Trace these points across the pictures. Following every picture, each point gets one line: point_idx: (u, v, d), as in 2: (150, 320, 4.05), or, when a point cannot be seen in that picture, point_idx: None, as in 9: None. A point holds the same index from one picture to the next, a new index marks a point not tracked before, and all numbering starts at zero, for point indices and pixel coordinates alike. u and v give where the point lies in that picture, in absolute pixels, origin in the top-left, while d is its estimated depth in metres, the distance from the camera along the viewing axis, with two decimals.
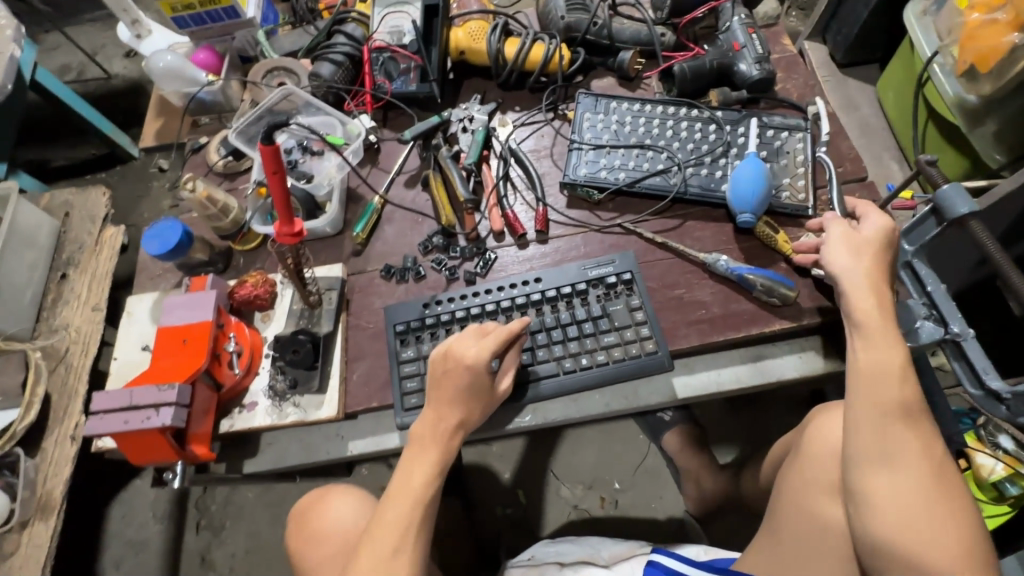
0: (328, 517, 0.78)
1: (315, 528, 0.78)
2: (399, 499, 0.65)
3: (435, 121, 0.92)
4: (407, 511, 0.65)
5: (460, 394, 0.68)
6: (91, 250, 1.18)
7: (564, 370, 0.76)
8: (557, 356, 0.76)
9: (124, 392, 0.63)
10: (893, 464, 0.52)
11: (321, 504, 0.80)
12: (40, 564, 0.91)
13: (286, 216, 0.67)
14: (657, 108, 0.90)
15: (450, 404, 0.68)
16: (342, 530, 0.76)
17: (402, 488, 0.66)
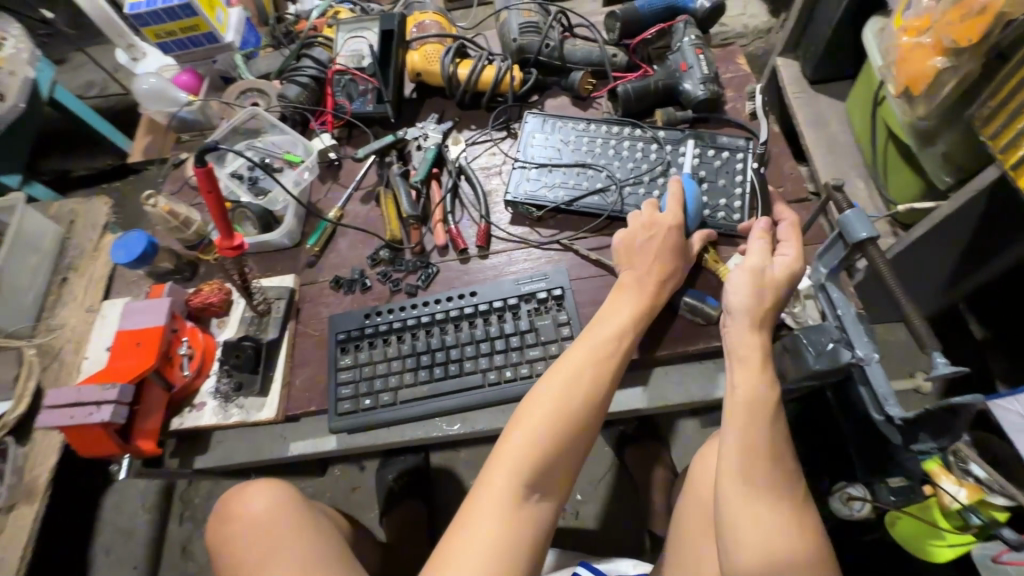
0: (247, 501, 0.74)
1: (234, 510, 0.74)
2: (572, 375, 0.67)
3: (389, 140, 0.97)
4: (571, 388, 0.66)
5: (643, 265, 0.74)
6: (90, 255, 1.27)
7: (490, 382, 0.78)
8: (483, 368, 0.79)
9: (73, 389, 0.69)
10: (750, 503, 0.57)
11: (242, 491, 0.76)
12: (22, 544, 0.99)
13: (225, 232, 0.73)
14: (601, 127, 0.93)
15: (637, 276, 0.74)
16: (255, 518, 0.72)
17: (581, 352, 0.68)
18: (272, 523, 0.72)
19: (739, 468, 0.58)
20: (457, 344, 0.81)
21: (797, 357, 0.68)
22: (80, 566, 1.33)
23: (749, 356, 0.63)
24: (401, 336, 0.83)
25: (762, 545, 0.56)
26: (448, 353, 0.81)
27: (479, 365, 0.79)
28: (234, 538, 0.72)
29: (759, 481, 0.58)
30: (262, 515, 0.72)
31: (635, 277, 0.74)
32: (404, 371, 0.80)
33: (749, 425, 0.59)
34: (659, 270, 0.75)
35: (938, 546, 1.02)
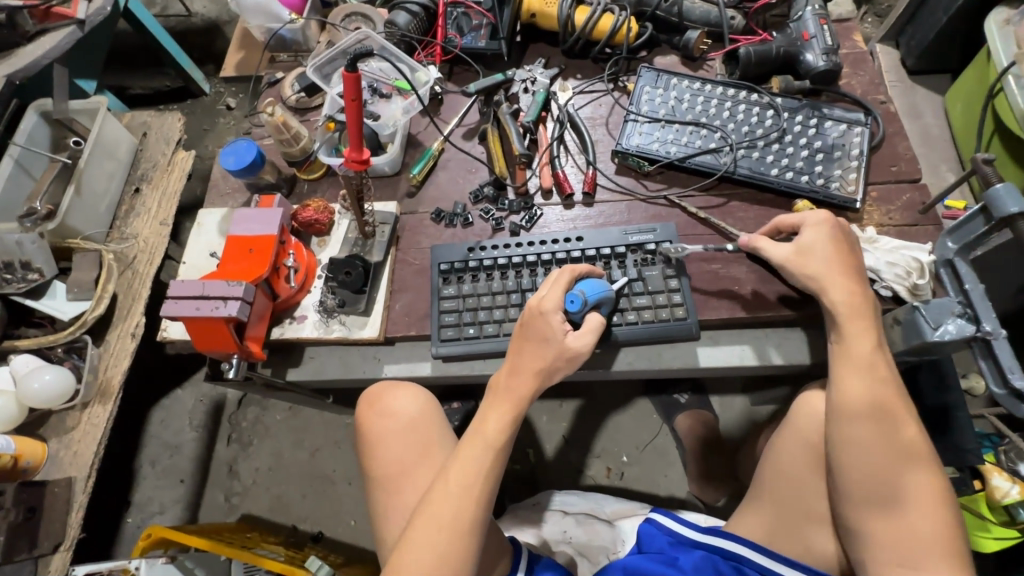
0: (399, 404, 0.80)
1: (386, 409, 0.80)
2: (473, 455, 0.67)
3: (499, 79, 0.96)
4: (481, 467, 0.66)
5: (533, 336, 0.71)
6: (164, 169, 1.24)
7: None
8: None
9: (198, 282, 0.70)
10: (869, 451, 0.66)
11: (393, 392, 0.81)
12: (96, 441, 1.01)
13: (355, 143, 0.73)
14: (717, 88, 0.92)
15: (536, 345, 0.71)
16: (407, 419, 0.79)
17: (481, 434, 0.68)
18: (422, 427, 0.79)
19: (851, 425, 0.67)
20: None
21: (911, 328, 0.70)
22: (127, 476, 1.36)
23: (853, 318, 0.69)
24: (505, 272, 0.83)
25: (880, 470, 0.65)
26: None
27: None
28: (386, 434, 0.79)
29: (871, 432, 0.66)
30: (417, 420, 0.80)
31: (545, 364, 0.70)
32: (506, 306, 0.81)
33: (855, 383, 0.67)
34: (534, 378, 0.70)
35: (985, 538, 1.04)
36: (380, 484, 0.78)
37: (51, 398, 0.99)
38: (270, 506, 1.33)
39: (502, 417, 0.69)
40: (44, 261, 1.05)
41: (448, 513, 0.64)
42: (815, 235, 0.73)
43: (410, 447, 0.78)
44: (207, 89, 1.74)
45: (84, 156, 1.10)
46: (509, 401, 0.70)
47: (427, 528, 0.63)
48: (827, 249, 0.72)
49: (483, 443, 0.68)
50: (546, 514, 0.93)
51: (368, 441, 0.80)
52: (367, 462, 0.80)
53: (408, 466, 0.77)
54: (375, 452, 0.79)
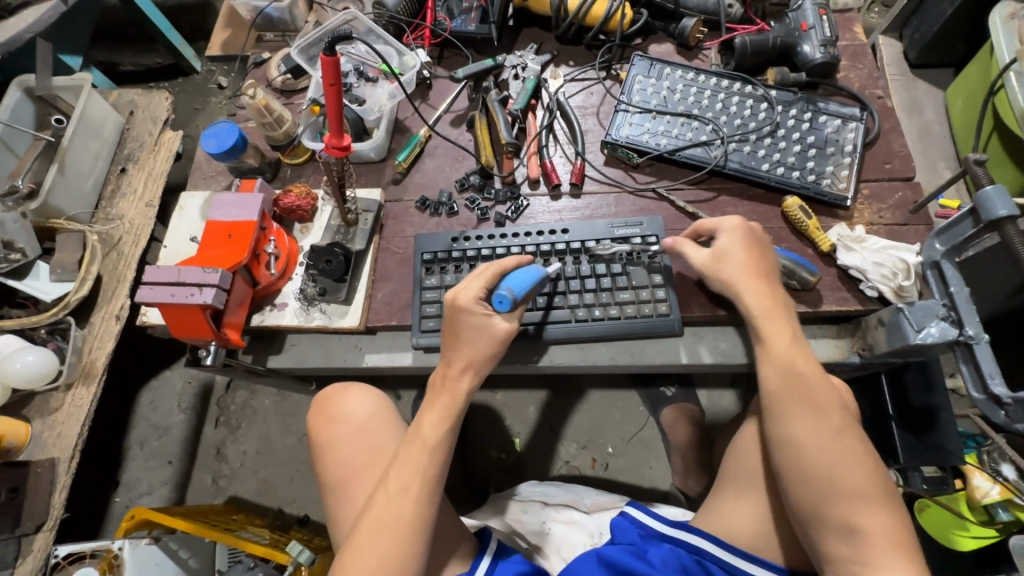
0: (350, 407, 0.83)
1: (337, 413, 0.82)
2: (412, 461, 0.68)
3: (488, 65, 0.93)
4: (421, 473, 0.67)
5: (467, 332, 0.71)
6: (150, 149, 1.22)
7: (577, 318, 0.79)
8: (572, 305, 0.79)
9: (173, 269, 0.69)
10: (811, 447, 0.65)
11: (345, 395, 0.84)
12: (79, 423, 1.01)
13: (336, 129, 0.71)
14: (710, 79, 0.90)
15: (459, 343, 0.71)
16: (358, 422, 0.81)
17: (419, 438, 0.69)
18: (372, 429, 0.81)
19: (796, 420, 0.66)
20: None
21: (895, 330, 0.69)
22: (116, 456, 1.37)
23: (772, 319, 0.70)
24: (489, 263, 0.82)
25: (825, 465, 0.64)
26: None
27: (563, 301, 0.79)
28: (336, 440, 0.80)
29: (814, 427, 0.65)
30: (367, 421, 0.81)
31: (482, 353, 0.71)
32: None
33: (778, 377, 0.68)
34: (472, 373, 0.71)
35: (960, 536, 1.04)
36: (331, 489, 0.78)
37: (33, 380, 0.99)
38: (257, 489, 1.34)
39: (438, 420, 0.70)
40: (26, 241, 1.04)
41: (391, 515, 0.65)
42: (728, 241, 0.74)
43: (359, 449, 0.79)
44: (199, 67, 1.71)
45: (67, 135, 1.08)
46: (449, 397, 0.70)
47: (369, 532, 0.64)
48: (740, 250, 0.73)
49: (424, 447, 0.68)
50: (523, 504, 0.93)
51: (319, 447, 0.81)
52: (319, 468, 0.81)
53: (359, 468, 0.78)
54: (327, 457, 0.80)
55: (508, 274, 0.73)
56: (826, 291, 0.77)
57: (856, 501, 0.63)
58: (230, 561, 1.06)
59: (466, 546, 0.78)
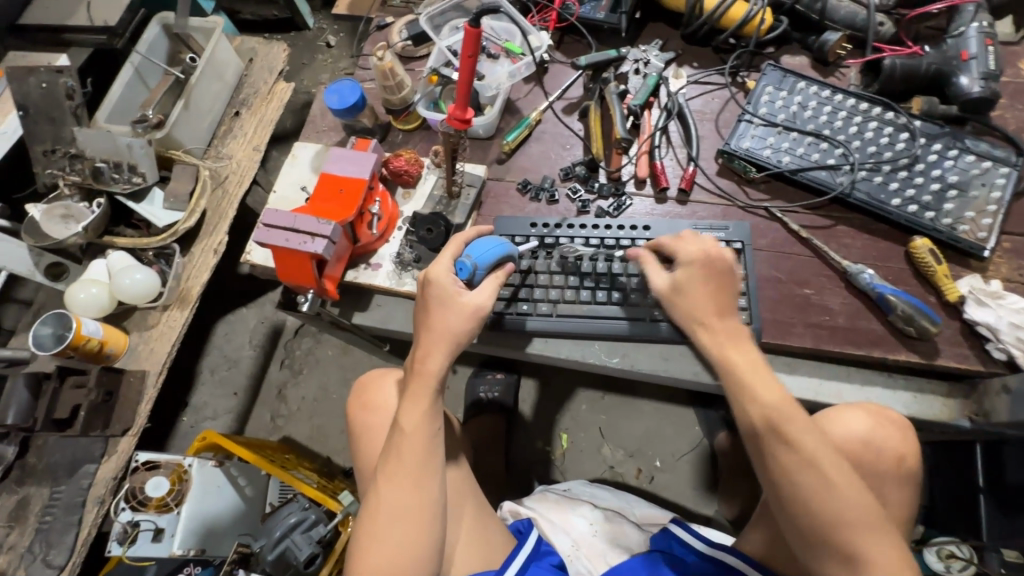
0: (386, 394, 0.84)
1: (373, 400, 0.84)
2: (396, 453, 0.68)
3: (611, 56, 0.91)
4: (405, 466, 0.68)
5: (429, 307, 0.70)
6: (263, 97, 1.28)
7: (653, 318, 0.78)
8: (650, 304, 0.78)
9: (291, 215, 0.72)
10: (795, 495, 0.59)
11: (381, 383, 0.85)
12: (171, 342, 1.08)
13: (462, 102, 0.71)
14: (847, 100, 0.84)
15: (430, 316, 0.70)
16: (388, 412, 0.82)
17: (404, 435, 0.68)
18: None
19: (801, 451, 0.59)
20: (611, 274, 0.80)
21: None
22: (188, 378, 1.46)
23: (754, 378, 0.62)
24: (567, 253, 0.82)
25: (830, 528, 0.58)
26: (612, 282, 0.80)
27: (646, 302, 0.78)
28: (368, 429, 0.83)
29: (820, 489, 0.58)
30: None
31: (453, 328, 0.69)
32: (521, 285, 0.81)
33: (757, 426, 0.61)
34: (444, 349, 0.69)
35: None
36: (365, 474, 0.82)
37: (138, 295, 1.06)
38: (309, 434, 1.40)
39: (416, 408, 0.69)
40: (148, 167, 1.09)
41: (384, 509, 0.67)
42: (686, 270, 0.68)
43: None
44: (311, 24, 1.77)
45: (195, 73, 1.15)
46: (424, 381, 0.69)
47: (369, 524, 0.67)
48: (699, 288, 0.67)
49: (404, 438, 0.68)
50: (576, 503, 0.93)
51: (355, 434, 0.84)
52: (355, 455, 0.84)
53: None
54: (363, 440, 0.83)
55: (469, 244, 0.74)
56: (945, 346, 0.72)
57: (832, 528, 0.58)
58: (280, 497, 1.13)
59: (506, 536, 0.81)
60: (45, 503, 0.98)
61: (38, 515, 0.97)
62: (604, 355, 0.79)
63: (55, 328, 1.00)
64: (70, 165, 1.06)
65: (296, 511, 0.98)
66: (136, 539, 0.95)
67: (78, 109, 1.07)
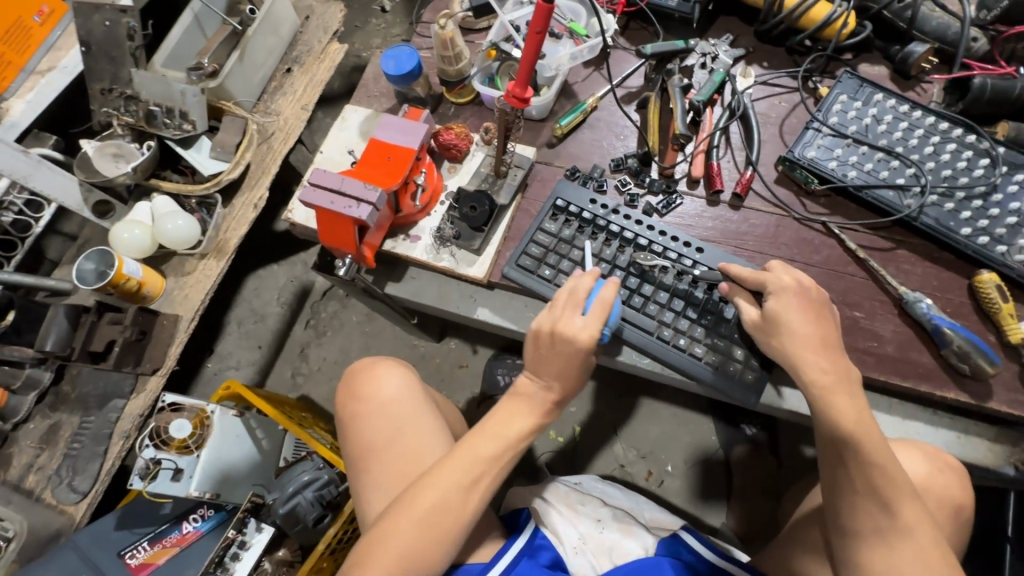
0: (378, 385, 0.80)
1: (366, 391, 0.80)
2: (465, 452, 0.63)
3: (679, 46, 0.88)
4: (468, 468, 0.62)
5: (562, 358, 0.64)
6: (316, 57, 1.27)
7: (676, 345, 0.75)
8: (661, 320, 0.76)
9: (338, 177, 0.72)
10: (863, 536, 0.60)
11: (374, 370, 0.81)
12: (205, 290, 1.10)
13: (523, 79, 0.68)
14: (927, 118, 0.79)
15: (553, 362, 0.64)
16: (386, 400, 0.78)
17: (486, 442, 0.63)
18: (398, 411, 0.78)
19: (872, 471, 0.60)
20: (646, 281, 0.78)
21: None
22: (215, 327, 1.49)
23: (837, 393, 0.63)
24: (608, 241, 0.80)
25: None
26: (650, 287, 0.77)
27: (663, 320, 0.76)
28: (361, 417, 0.78)
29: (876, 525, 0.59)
30: (394, 402, 0.78)
31: (578, 377, 0.65)
32: (562, 271, 0.79)
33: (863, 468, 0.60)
34: (566, 378, 0.64)
35: None
36: (359, 462, 0.76)
37: (176, 241, 1.08)
38: (327, 395, 1.42)
39: (516, 424, 0.64)
40: (199, 116, 1.10)
41: (435, 500, 0.60)
42: (778, 304, 0.67)
43: (386, 429, 0.76)
44: None
45: (253, 25, 1.15)
46: (529, 401, 0.65)
47: (412, 511, 0.60)
48: (795, 315, 0.66)
49: (483, 442, 0.63)
50: (586, 496, 0.91)
51: (348, 423, 0.79)
52: (346, 441, 0.79)
53: (382, 446, 0.75)
54: (353, 431, 0.78)
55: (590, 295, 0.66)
56: (998, 389, 0.68)
57: (888, 541, 0.58)
58: (293, 453, 1.16)
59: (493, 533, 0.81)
60: (74, 430, 1.01)
61: (67, 441, 1.01)
62: (636, 355, 0.77)
63: (97, 265, 1.02)
64: (125, 105, 1.08)
65: (310, 470, 0.99)
66: (156, 476, 0.96)
67: (138, 50, 1.08)
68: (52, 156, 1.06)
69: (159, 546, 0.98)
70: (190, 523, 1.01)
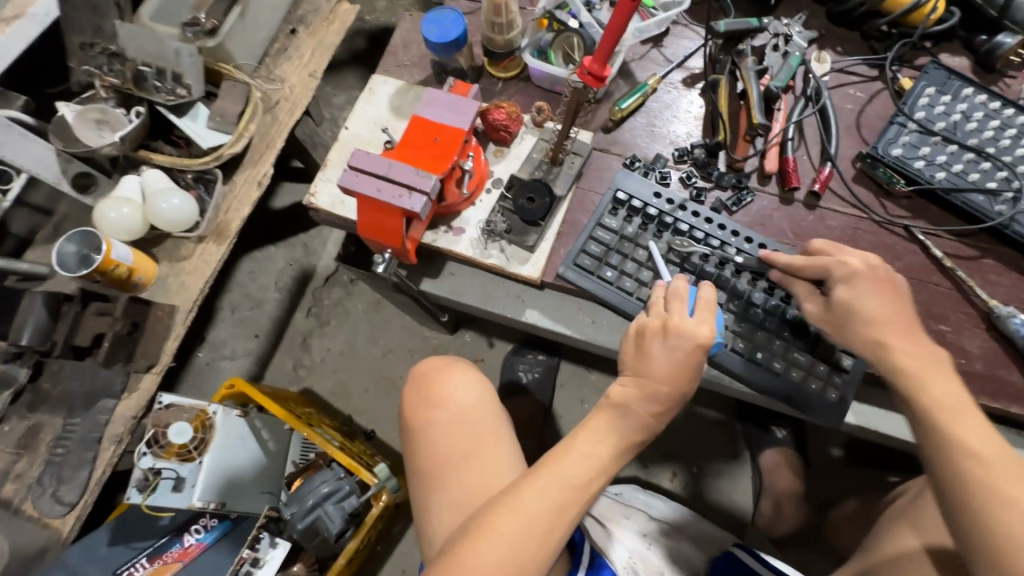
0: (451, 391, 0.73)
1: (438, 395, 0.73)
2: (557, 465, 0.58)
3: (751, 25, 0.79)
4: (563, 484, 0.56)
5: (670, 363, 0.59)
6: (325, 17, 1.13)
7: (750, 356, 0.69)
8: (733, 330, 0.70)
9: (384, 161, 0.62)
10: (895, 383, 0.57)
11: (445, 375, 0.75)
12: (205, 278, 0.98)
13: (603, 54, 0.59)
14: (1019, 116, 0.73)
15: (661, 370, 0.59)
16: (461, 408, 0.72)
17: (583, 455, 0.58)
18: (473, 421, 0.71)
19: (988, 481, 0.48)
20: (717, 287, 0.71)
21: None
22: (207, 313, 1.37)
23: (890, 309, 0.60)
24: (673, 239, 0.73)
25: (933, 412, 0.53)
26: (722, 293, 0.71)
27: (738, 330, 0.70)
28: (432, 425, 0.72)
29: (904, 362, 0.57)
30: (470, 411, 0.72)
31: (686, 386, 0.60)
32: (623, 272, 0.72)
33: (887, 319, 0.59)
34: (676, 389, 0.59)
35: None
36: (424, 474, 0.70)
37: (172, 222, 0.96)
38: (332, 389, 1.33)
39: (613, 440, 0.59)
40: (195, 79, 0.96)
41: (528, 514, 0.55)
42: (835, 263, 0.64)
43: (459, 440, 0.70)
44: None
45: None
46: (625, 416, 0.59)
47: (502, 526, 0.55)
48: (862, 284, 0.62)
49: (576, 456, 0.58)
50: (630, 509, 0.89)
51: (417, 429, 0.72)
52: (411, 449, 0.72)
53: (455, 458, 0.69)
54: (421, 440, 0.72)
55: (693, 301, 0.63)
56: None
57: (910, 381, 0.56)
58: (302, 455, 1.08)
59: (562, 561, 0.71)
60: (57, 434, 0.90)
61: (49, 446, 0.90)
62: (705, 367, 0.71)
63: (80, 247, 0.90)
64: (107, 64, 0.94)
65: (330, 479, 0.91)
66: (156, 487, 0.85)
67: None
68: (21, 119, 0.92)
69: (160, 562, 0.91)
70: (192, 535, 0.94)
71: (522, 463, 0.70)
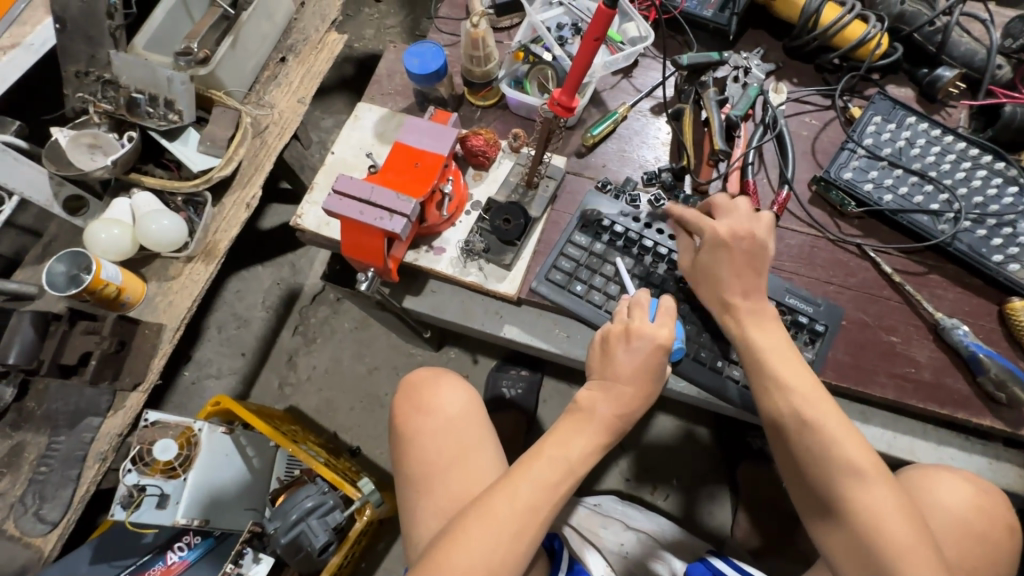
0: (441, 400, 0.76)
1: (428, 404, 0.76)
2: (523, 470, 0.60)
3: (712, 58, 0.85)
4: (533, 489, 0.59)
5: (630, 369, 0.63)
6: (313, 45, 1.16)
7: (713, 366, 0.73)
8: (699, 343, 0.74)
9: (367, 186, 0.66)
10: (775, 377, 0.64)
11: (435, 384, 0.78)
12: (192, 297, 1.00)
13: (571, 87, 0.64)
14: (958, 142, 0.79)
15: (624, 378, 0.63)
16: (448, 417, 0.75)
17: (557, 459, 0.61)
18: (460, 430, 0.74)
19: (866, 489, 0.55)
20: (682, 302, 0.75)
21: None
22: (194, 332, 1.38)
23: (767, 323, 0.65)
24: (642, 256, 0.77)
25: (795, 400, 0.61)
26: (688, 308, 0.75)
27: (700, 339, 0.74)
28: (421, 432, 0.74)
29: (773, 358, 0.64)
30: (458, 419, 0.75)
31: (648, 389, 0.64)
32: (594, 288, 0.76)
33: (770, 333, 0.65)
34: (637, 394, 0.63)
35: None
36: (410, 482, 0.72)
37: (162, 242, 0.98)
38: (317, 406, 1.34)
39: (586, 446, 0.62)
40: (186, 105, 0.99)
41: (498, 518, 0.58)
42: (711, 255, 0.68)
43: (445, 448, 0.72)
44: None
45: (247, 10, 1.03)
46: (595, 423, 0.63)
47: (475, 530, 0.57)
48: (726, 270, 0.67)
49: (546, 461, 0.61)
50: (608, 519, 0.92)
51: (403, 437, 0.75)
52: (399, 457, 0.75)
53: (441, 465, 0.71)
54: (408, 447, 0.74)
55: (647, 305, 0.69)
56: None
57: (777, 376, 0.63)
58: (286, 471, 1.09)
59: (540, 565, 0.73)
60: (41, 452, 0.91)
61: (33, 464, 0.91)
62: (672, 376, 0.75)
63: (69, 267, 0.92)
64: (102, 91, 0.97)
65: (314, 494, 0.93)
66: (140, 504, 0.85)
67: (118, 30, 0.98)
68: (16, 144, 0.95)
69: None
70: (175, 552, 0.95)
71: (503, 468, 0.73)
